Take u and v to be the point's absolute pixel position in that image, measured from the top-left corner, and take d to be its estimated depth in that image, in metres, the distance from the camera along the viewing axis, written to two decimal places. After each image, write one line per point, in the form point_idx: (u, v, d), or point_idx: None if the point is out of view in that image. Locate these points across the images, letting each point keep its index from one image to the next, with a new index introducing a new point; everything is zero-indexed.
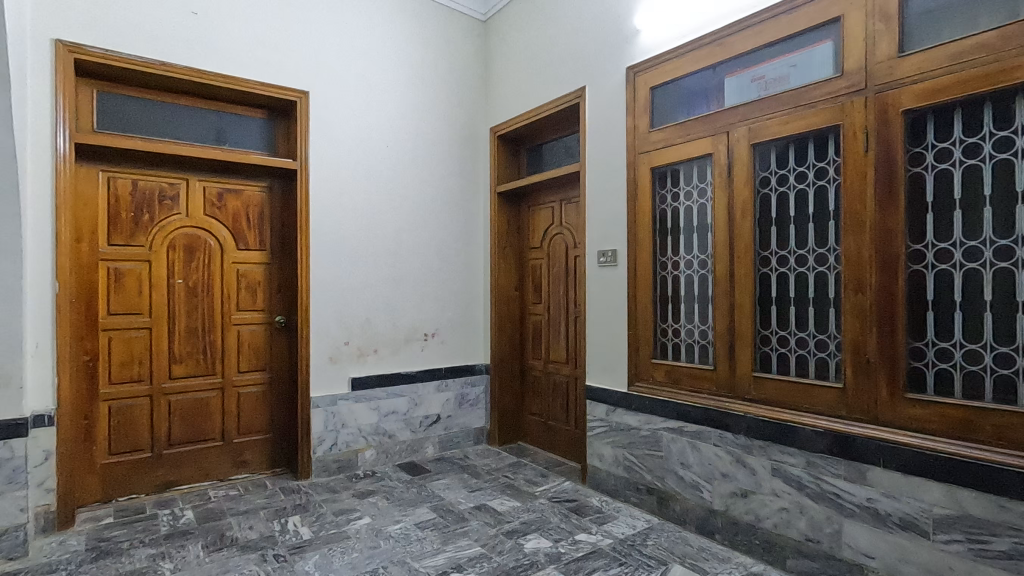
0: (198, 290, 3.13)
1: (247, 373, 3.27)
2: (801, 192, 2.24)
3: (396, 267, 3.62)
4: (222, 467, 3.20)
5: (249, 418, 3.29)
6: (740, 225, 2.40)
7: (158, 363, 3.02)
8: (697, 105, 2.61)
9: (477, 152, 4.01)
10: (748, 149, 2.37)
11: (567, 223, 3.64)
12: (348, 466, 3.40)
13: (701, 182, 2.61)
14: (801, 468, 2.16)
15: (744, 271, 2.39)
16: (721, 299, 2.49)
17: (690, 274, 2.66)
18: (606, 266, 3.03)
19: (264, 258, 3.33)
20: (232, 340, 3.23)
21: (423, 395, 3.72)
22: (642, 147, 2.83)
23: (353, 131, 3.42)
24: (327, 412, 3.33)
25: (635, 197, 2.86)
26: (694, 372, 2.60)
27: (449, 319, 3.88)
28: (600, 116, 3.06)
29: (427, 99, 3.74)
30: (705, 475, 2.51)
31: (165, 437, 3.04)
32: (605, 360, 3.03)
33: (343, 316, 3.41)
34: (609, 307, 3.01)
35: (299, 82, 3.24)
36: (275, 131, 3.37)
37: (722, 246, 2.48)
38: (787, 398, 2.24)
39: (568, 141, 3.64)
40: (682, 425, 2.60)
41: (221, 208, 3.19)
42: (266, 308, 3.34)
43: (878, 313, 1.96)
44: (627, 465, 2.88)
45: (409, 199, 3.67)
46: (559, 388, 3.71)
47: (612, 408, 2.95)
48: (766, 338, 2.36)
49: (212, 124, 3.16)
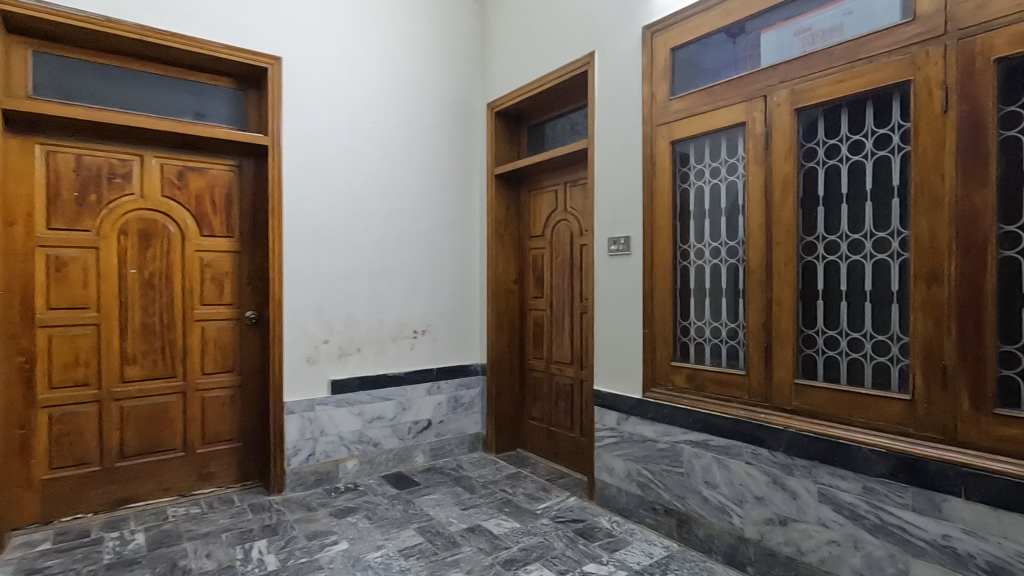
0: (156, 282, 2.76)
1: (213, 376, 2.91)
2: (856, 165, 1.88)
3: (382, 257, 3.25)
4: (184, 481, 2.84)
5: (214, 426, 2.92)
6: (780, 206, 2.04)
7: (109, 365, 2.66)
8: (726, 69, 2.24)
9: (472, 130, 3.62)
10: (790, 115, 2.01)
11: (573, 208, 3.28)
12: (328, 479, 3.05)
13: (730, 156, 2.24)
14: (856, 494, 1.81)
15: (784, 261, 2.03)
16: (756, 293, 2.12)
17: (717, 265, 2.30)
18: (617, 256, 2.67)
19: (233, 245, 2.96)
20: (195, 337, 2.86)
21: (412, 398, 3.36)
22: (661, 119, 2.46)
23: (333, 105, 3.06)
24: (303, 418, 2.98)
25: (653, 175, 2.49)
26: (722, 377, 2.25)
27: (441, 314, 3.51)
28: (611, 85, 2.69)
29: (418, 69, 3.37)
30: (735, 497, 2.16)
31: (117, 448, 2.68)
32: (615, 362, 2.68)
33: (322, 310, 3.05)
34: (622, 303, 2.65)
35: (270, 47, 2.87)
36: (244, 103, 3.00)
37: (756, 232, 2.12)
38: (837, 411, 1.89)
39: (574, 117, 3.27)
40: (707, 439, 2.25)
41: (182, 188, 2.82)
42: (234, 302, 2.97)
43: (959, 309, 1.61)
44: (641, 482, 2.53)
45: (397, 182, 3.30)
46: (563, 392, 3.35)
47: (624, 416, 2.61)
48: (809, 339, 2.00)
49: (172, 94, 2.80)
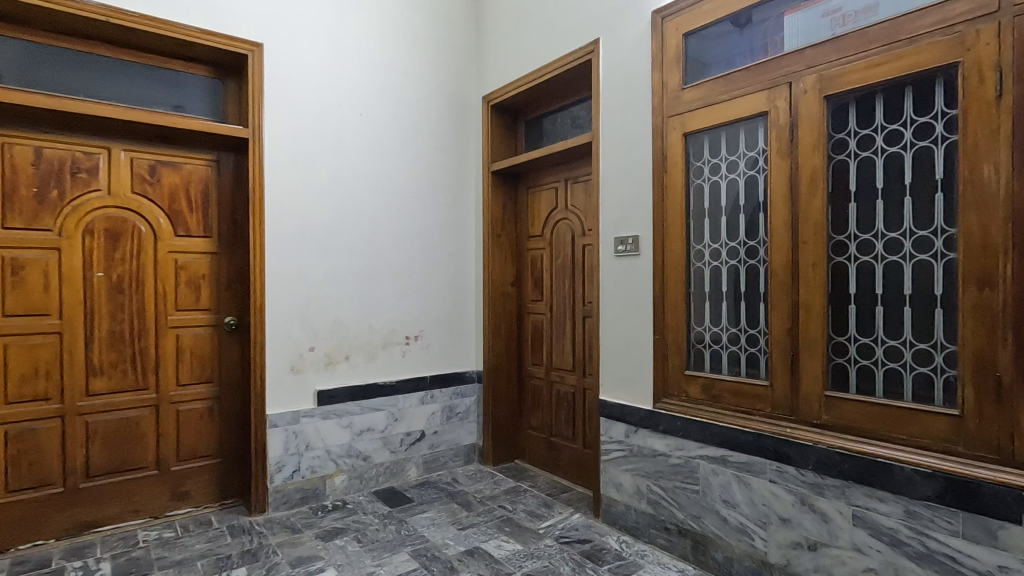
0: (125, 286, 2.54)
1: (188, 387, 2.70)
2: (893, 157, 1.72)
3: (371, 258, 3.05)
4: (157, 502, 2.62)
5: (190, 442, 2.70)
6: (807, 202, 1.87)
7: (73, 376, 2.44)
8: (744, 55, 2.08)
9: (467, 124, 3.43)
10: (818, 103, 1.84)
11: (574, 207, 3.11)
12: (314, 496, 2.85)
13: (749, 149, 2.08)
14: (896, 518, 1.65)
15: (812, 262, 1.86)
16: (779, 297, 1.96)
17: (735, 266, 2.14)
18: (624, 256, 2.49)
19: (210, 246, 2.74)
20: (169, 346, 2.65)
21: (404, 409, 3.16)
22: (673, 109, 2.29)
23: (319, 96, 2.86)
24: (288, 432, 2.77)
25: (663, 170, 2.32)
26: (741, 388, 2.08)
27: (435, 319, 3.32)
28: (617, 74, 2.52)
29: (409, 59, 3.18)
30: (757, 518, 1.99)
31: (82, 467, 2.46)
32: (623, 370, 2.50)
33: (307, 316, 2.85)
34: (629, 307, 2.47)
35: (251, 32, 2.66)
36: (223, 93, 2.79)
37: (779, 231, 1.95)
38: (873, 426, 1.72)
39: (576, 110, 3.09)
40: (725, 454, 2.08)
41: (154, 184, 2.60)
42: (212, 307, 2.75)
43: (1016, 315, 1.46)
44: (651, 499, 2.36)
45: (388, 179, 3.11)
46: (564, 401, 3.18)
47: (633, 428, 2.43)
48: (840, 347, 1.83)
49: (143, 83, 2.59)
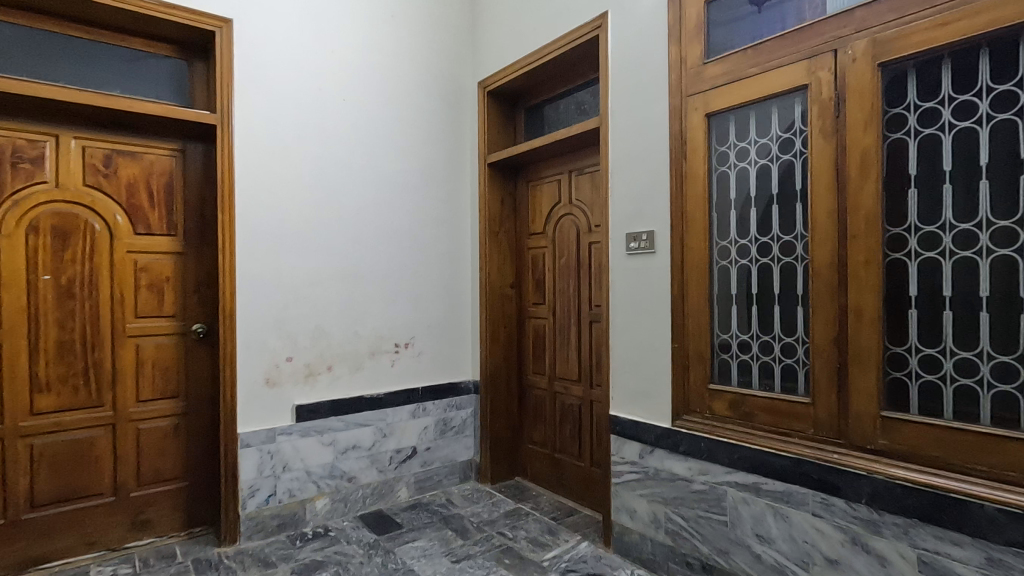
0: (77, 290, 2.27)
1: (151, 404, 2.42)
2: (964, 134, 1.46)
3: (356, 257, 2.77)
4: (114, 532, 2.34)
5: (153, 464, 2.42)
6: (858, 190, 1.59)
7: (15, 392, 2.16)
8: (777, 23, 1.80)
9: (461, 113, 3.16)
10: (870, 72, 1.56)
11: (579, 201, 2.83)
12: (293, 523, 2.56)
13: (785, 130, 1.81)
14: (976, 566, 1.37)
15: (864, 259, 1.59)
16: (823, 300, 1.68)
17: (767, 265, 1.86)
18: (638, 255, 2.21)
19: (175, 245, 2.46)
20: (128, 357, 2.37)
21: (394, 424, 2.87)
22: (693, 87, 2.01)
23: (295, 78, 2.58)
24: (262, 452, 2.49)
25: (682, 157, 2.05)
26: (776, 406, 1.80)
27: (427, 325, 3.03)
28: (628, 50, 2.24)
29: (398, 40, 2.90)
30: (797, 558, 1.71)
31: (25, 496, 2.18)
32: (636, 382, 2.22)
33: (284, 322, 2.57)
34: (643, 311, 2.20)
35: (219, 6, 2.39)
36: (188, 76, 2.51)
37: (822, 224, 1.68)
38: (943, 454, 1.45)
39: (581, 95, 2.82)
40: (759, 482, 1.81)
41: (110, 176, 2.32)
42: (178, 312, 2.47)
43: None
44: (670, 529, 2.08)
45: (375, 171, 2.82)
46: (569, 414, 2.90)
47: (649, 448, 2.15)
48: (898, 360, 1.56)
49: (97, 64, 2.31)
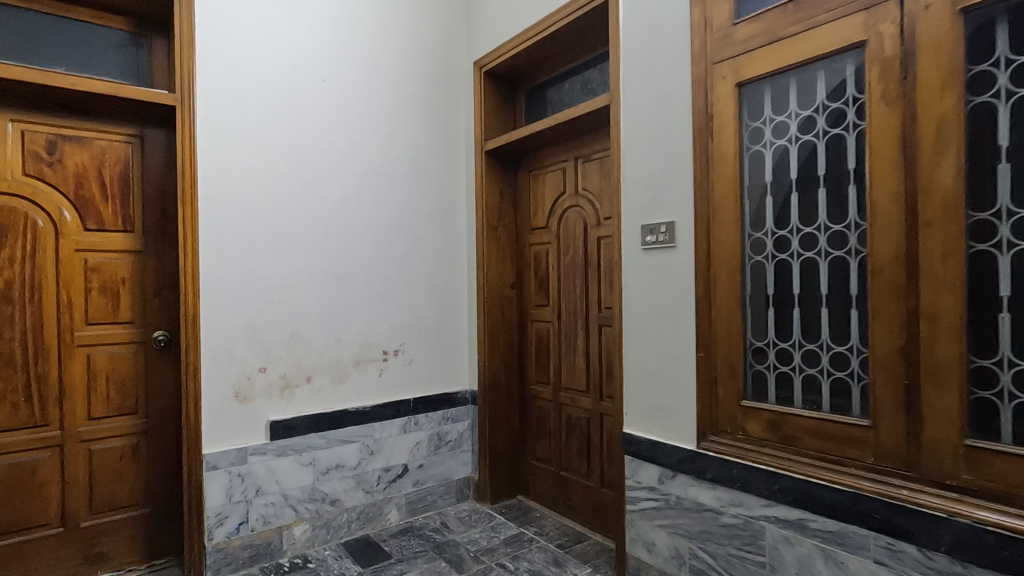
0: (16, 294, 1.99)
1: (104, 421, 2.14)
2: None
3: (338, 256, 2.49)
4: (62, 568, 2.07)
5: (107, 490, 2.15)
6: (933, 168, 1.30)
7: None
8: None
9: (455, 97, 2.87)
10: (949, 21, 1.27)
11: (587, 190, 2.54)
12: (267, 553, 2.29)
13: (834, 98, 1.51)
14: None
15: (941, 252, 1.29)
16: (887, 301, 1.38)
17: (811, 260, 1.57)
18: (655, 249, 1.92)
19: (132, 243, 2.18)
20: (77, 369, 2.09)
21: (382, 439, 2.59)
22: (721, 53, 1.72)
23: (268, 56, 2.30)
24: (231, 475, 2.21)
25: (708, 134, 1.75)
26: (826, 428, 1.51)
27: (419, 330, 2.75)
28: (642, 15, 1.94)
29: (383, 14, 2.62)
30: None
31: None
32: (654, 397, 1.93)
33: (257, 328, 2.29)
34: (661, 315, 1.90)
35: None
36: (145, 52, 2.23)
37: (885, 210, 1.39)
38: None
39: (589, 73, 2.52)
40: (805, 519, 1.51)
41: (55, 164, 2.05)
42: (135, 319, 2.20)
43: None
44: (696, 568, 1.79)
45: (358, 159, 2.54)
46: (576, 429, 2.62)
47: (670, 473, 1.86)
48: (985, 376, 1.26)
49: (40, 38, 2.04)
